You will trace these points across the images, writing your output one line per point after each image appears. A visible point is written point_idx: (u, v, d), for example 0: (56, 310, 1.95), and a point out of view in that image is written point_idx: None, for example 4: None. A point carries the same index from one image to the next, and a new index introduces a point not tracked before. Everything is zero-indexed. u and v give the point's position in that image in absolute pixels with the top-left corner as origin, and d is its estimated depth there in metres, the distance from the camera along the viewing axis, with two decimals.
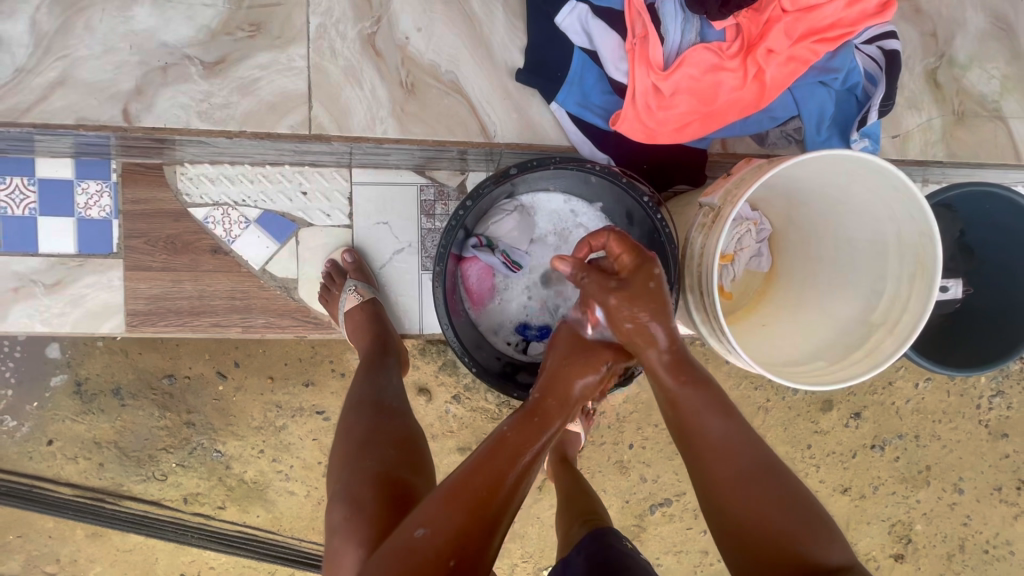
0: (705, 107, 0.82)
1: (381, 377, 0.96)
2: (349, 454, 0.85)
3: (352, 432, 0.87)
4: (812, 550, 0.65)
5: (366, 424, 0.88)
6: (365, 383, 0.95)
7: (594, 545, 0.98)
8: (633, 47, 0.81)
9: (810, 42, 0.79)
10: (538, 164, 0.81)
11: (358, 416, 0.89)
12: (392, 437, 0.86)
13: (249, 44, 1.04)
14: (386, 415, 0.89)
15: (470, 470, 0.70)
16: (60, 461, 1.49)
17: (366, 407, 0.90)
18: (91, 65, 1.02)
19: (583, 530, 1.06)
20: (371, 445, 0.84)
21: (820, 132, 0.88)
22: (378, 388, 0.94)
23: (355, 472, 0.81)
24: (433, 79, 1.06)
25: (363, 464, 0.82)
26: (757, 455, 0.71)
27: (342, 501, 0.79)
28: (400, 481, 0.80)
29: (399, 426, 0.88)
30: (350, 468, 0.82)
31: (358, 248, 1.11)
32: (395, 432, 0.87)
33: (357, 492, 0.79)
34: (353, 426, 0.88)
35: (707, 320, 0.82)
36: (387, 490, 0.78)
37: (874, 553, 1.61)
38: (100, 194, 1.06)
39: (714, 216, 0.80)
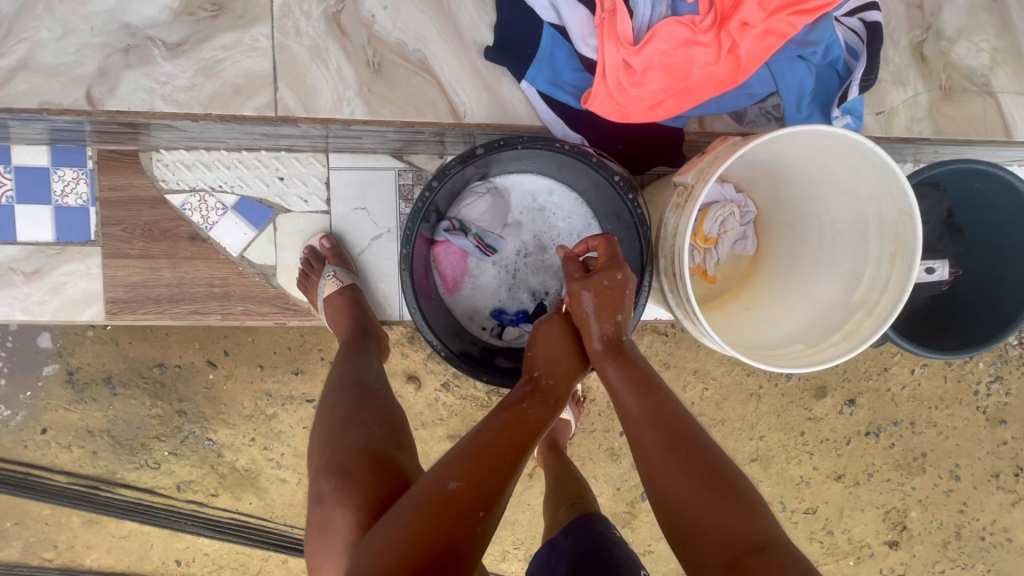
0: (678, 84, 0.80)
1: (360, 361, 0.95)
2: (335, 428, 0.84)
3: (334, 410, 0.86)
4: (729, 523, 0.64)
5: (349, 402, 0.87)
6: (345, 366, 0.94)
7: (582, 530, 0.97)
8: (601, 21, 0.79)
9: (786, 14, 0.76)
10: (506, 144, 0.79)
11: (341, 395, 0.88)
12: (376, 415, 0.85)
13: (211, 25, 1.03)
14: (368, 395, 0.88)
15: (492, 433, 0.73)
16: (55, 450, 1.50)
17: (347, 387, 0.89)
18: (54, 48, 1.01)
19: (572, 514, 1.04)
20: (356, 422, 0.83)
21: (799, 109, 0.85)
22: (359, 371, 0.93)
23: (341, 445, 0.80)
24: (400, 59, 1.04)
25: (348, 439, 0.81)
26: (678, 428, 0.73)
27: (328, 472, 0.79)
28: (388, 454, 0.79)
29: (382, 404, 0.87)
30: (336, 442, 0.81)
31: (337, 234, 1.10)
32: (378, 411, 0.86)
33: (343, 463, 0.78)
34: (337, 403, 0.87)
35: (681, 303, 0.80)
36: (375, 462, 0.77)
37: (868, 540, 1.60)
38: (76, 181, 1.06)
39: (687, 195, 0.78)
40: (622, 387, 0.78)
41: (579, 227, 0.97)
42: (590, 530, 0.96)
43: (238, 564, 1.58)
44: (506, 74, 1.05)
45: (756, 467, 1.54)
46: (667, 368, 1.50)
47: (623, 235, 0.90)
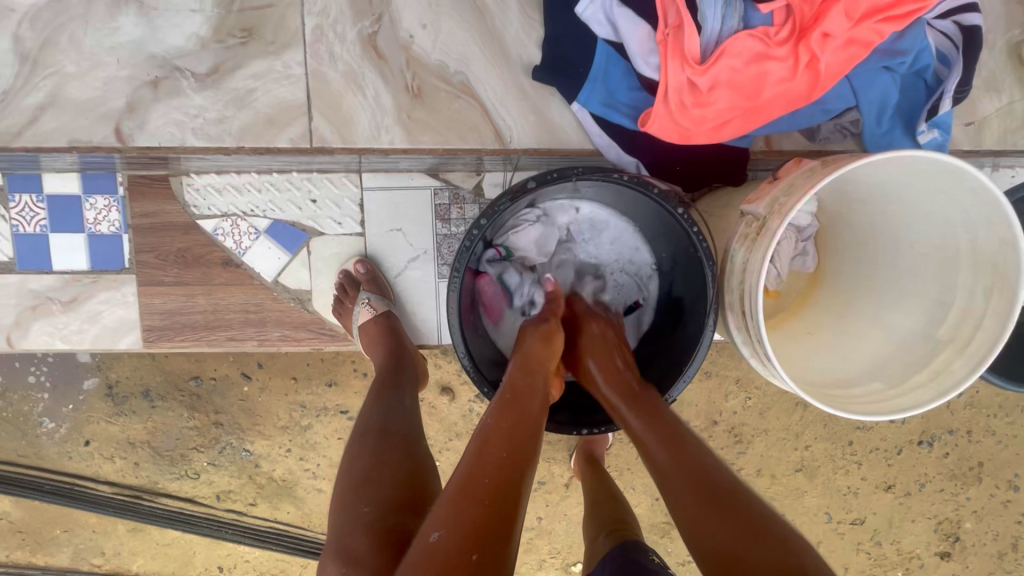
0: (747, 103, 0.73)
1: (392, 401, 0.92)
2: (348, 493, 0.79)
3: (354, 466, 0.82)
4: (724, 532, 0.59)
5: (369, 457, 0.82)
6: (374, 410, 0.90)
7: (621, 558, 0.88)
8: (665, 38, 0.72)
9: (874, 22, 0.68)
10: (559, 176, 0.73)
11: (361, 449, 0.84)
12: (396, 473, 0.80)
13: (242, 52, 0.98)
14: (390, 446, 0.84)
15: (475, 465, 0.66)
16: (98, 461, 1.50)
17: (370, 437, 0.85)
18: (81, 83, 0.98)
19: (611, 541, 0.96)
20: (373, 483, 0.79)
21: (880, 123, 0.78)
22: (386, 415, 0.89)
23: (350, 519, 0.75)
24: (441, 81, 0.98)
25: (360, 509, 0.75)
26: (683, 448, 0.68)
27: (336, 553, 0.73)
28: (398, 526, 0.73)
29: (404, 460, 0.82)
30: (345, 514, 0.76)
31: (372, 257, 1.07)
32: (399, 470, 0.81)
33: (351, 543, 0.72)
34: (355, 460, 0.83)
35: (749, 339, 0.75)
36: (385, 538, 0.71)
37: (918, 551, 1.52)
38: (108, 209, 1.03)
39: (758, 228, 0.72)
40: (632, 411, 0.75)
41: (628, 253, 0.90)
42: (628, 557, 0.87)
43: (277, 570, 1.59)
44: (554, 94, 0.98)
45: (801, 477, 1.47)
46: (708, 376, 1.44)
47: (682, 264, 0.83)
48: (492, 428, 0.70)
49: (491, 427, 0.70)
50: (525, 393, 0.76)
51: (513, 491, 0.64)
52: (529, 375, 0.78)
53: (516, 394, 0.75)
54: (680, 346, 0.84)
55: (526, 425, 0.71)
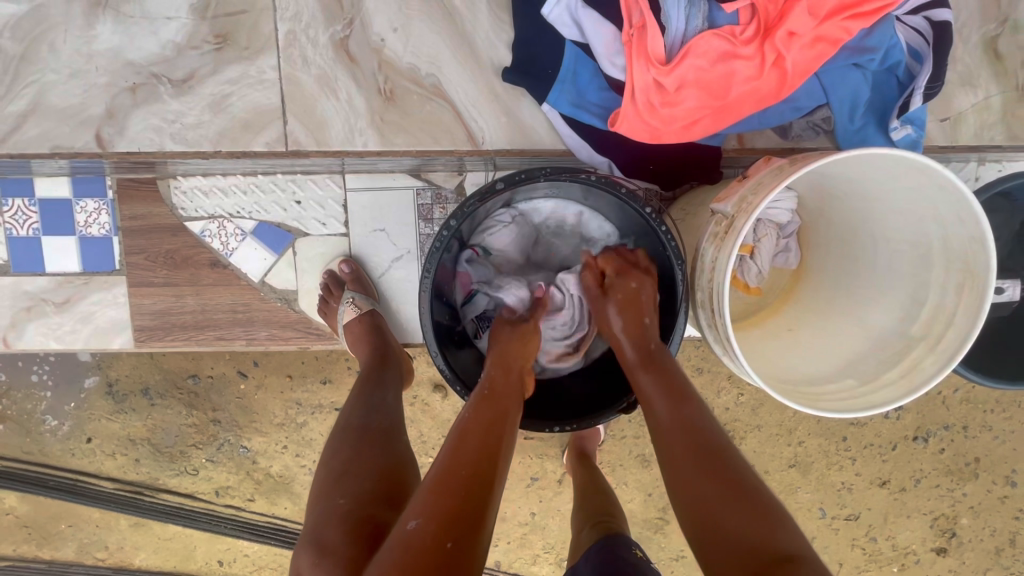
0: (716, 102, 0.73)
1: (373, 396, 0.93)
2: (326, 486, 0.81)
3: (334, 458, 0.84)
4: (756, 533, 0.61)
5: (347, 451, 0.84)
6: (356, 405, 0.91)
7: (601, 553, 0.90)
8: (629, 39, 0.72)
9: (840, 20, 0.69)
10: (527, 177, 0.74)
11: (341, 444, 0.86)
12: (374, 467, 0.81)
13: (215, 58, 1.00)
14: (369, 441, 0.85)
15: (454, 454, 0.67)
16: (99, 457, 1.54)
17: (351, 431, 0.87)
18: (64, 90, 1.00)
19: (595, 534, 0.97)
20: (351, 476, 0.80)
21: (853, 121, 0.78)
22: (367, 410, 0.91)
23: (325, 511, 0.77)
24: (413, 84, 1.00)
25: (336, 502, 0.77)
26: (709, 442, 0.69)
27: (312, 542, 0.75)
28: (372, 518, 0.74)
29: (382, 454, 0.84)
30: (322, 506, 0.78)
31: (357, 257, 1.08)
32: (379, 462, 0.82)
33: (325, 534, 0.74)
34: (334, 455, 0.85)
35: (718, 336, 0.75)
36: (358, 531, 0.72)
37: (914, 547, 1.51)
38: (98, 212, 1.05)
39: (726, 227, 0.72)
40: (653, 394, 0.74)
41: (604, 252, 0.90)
42: (609, 553, 0.89)
43: (276, 564, 1.61)
44: (525, 95, 0.99)
45: (795, 473, 1.47)
46: (701, 373, 1.44)
47: (656, 263, 0.83)
48: (469, 422, 0.71)
49: (470, 421, 0.71)
50: (504, 389, 0.76)
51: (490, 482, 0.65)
52: (508, 374, 0.78)
53: (500, 394, 0.75)
54: None
55: (502, 420, 0.72)
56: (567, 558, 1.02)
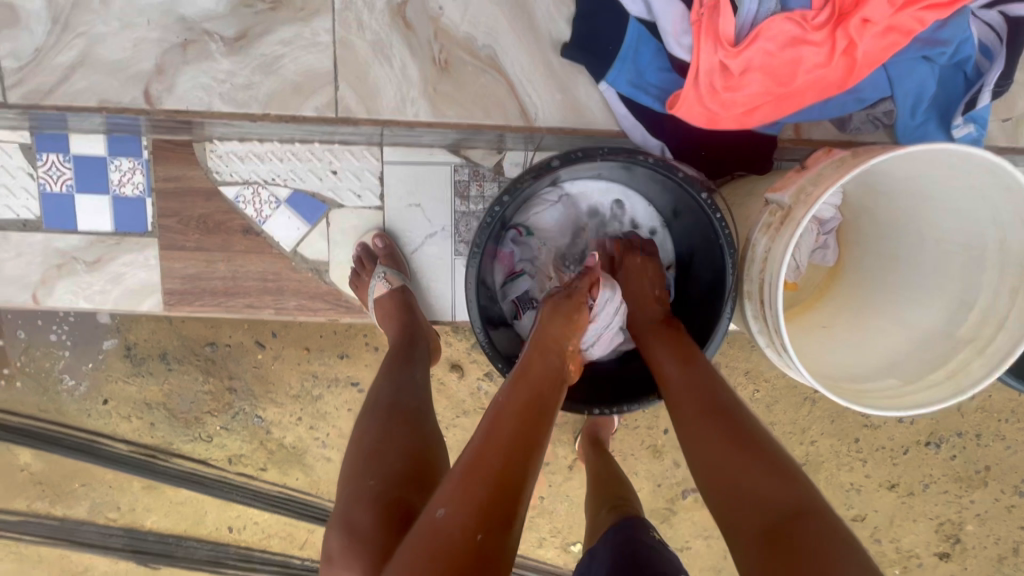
0: (779, 88, 0.71)
1: (401, 376, 0.92)
2: (357, 466, 0.80)
3: (364, 435, 0.83)
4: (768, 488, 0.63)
5: (377, 431, 0.83)
6: (386, 383, 0.91)
7: (620, 537, 0.91)
8: (699, 18, 0.70)
9: (916, 9, 0.67)
10: (584, 155, 0.72)
11: (370, 423, 0.85)
12: (401, 451, 0.80)
13: (270, 17, 0.98)
14: (398, 422, 0.84)
15: (485, 439, 0.66)
16: (115, 419, 1.55)
17: (379, 411, 0.86)
18: (112, 44, 0.99)
19: (612, 516, 0.99)
20: (377, 457, 0.79)
21: (914, 115, 0.76)
22: (395, 389, 0.90)
23: (355, 491, 0.76)
24: (468, 54, 0.98)
25: (363, 484, 0.76)
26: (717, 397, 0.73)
27: (340, 523, 0.74)
28: (400, 502, 0.73)
29: (410, 437, 0.82)
30: (351, 485, 0.78)
31: (390, 232, 1.07)
32: (406, 443, 0.81)
33: (354, 516, 0.73)
34: (364, 433, 0.83)
35: (764, 327, 0.75)
36: (387, 513, 0.72)
37: (917, 550, 1.52)
38: (132, 171, 1.05)
39: (782, 217, 0.71)
40: (661, 356, 0.78)
41: (646, 238, 0.90)
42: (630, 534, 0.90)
43: (285, 534, 1.62)
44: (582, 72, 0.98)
45: (804, 471, 1.48)
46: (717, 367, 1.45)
47: (702, 249, 0.83)
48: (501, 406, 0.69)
49: (503, 406, 0.70)
50: (540, 378, 0.73)
51: (524, 480, 0.63)
52: (545, 357, 0.75)
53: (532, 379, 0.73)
54: (698, 334, 0.84)
55: (536, 410, 0.70)
56: (585, 539, 1.03)
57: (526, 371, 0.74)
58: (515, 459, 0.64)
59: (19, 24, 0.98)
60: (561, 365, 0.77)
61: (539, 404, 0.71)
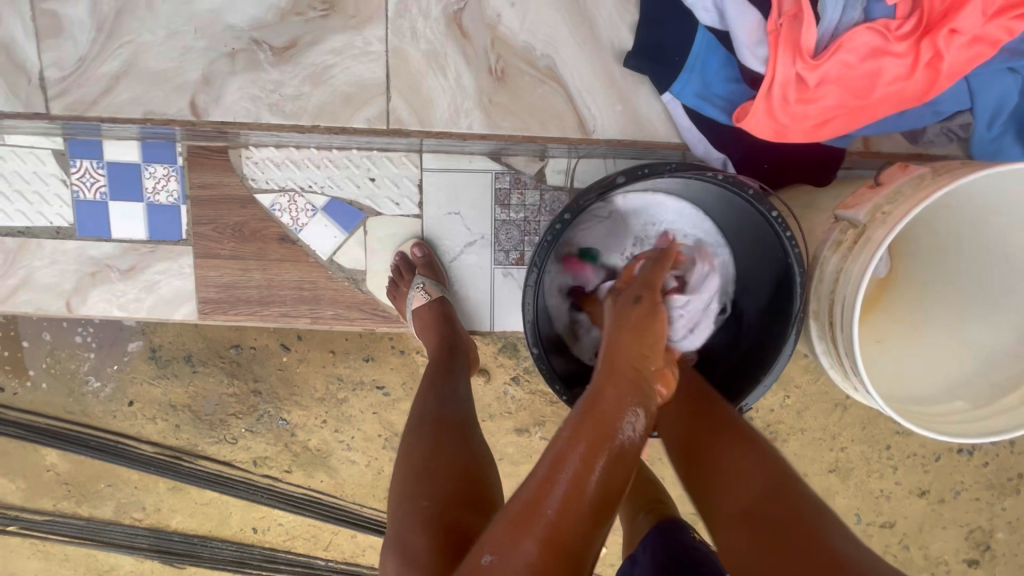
0: (854, 101, 0.68)
1: (444, 390, 0.88)
2: (405, 486, 0.74)
3: (412, 453, 0.78)
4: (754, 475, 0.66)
5: (425, 449, 0.78)
6: (430, 396, 0.87)
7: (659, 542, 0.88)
8: (776, 28, 0.68)
9: (1006, 19, 0.63)
10: (650, 172, 0.69)
11: (417, 439, 0.80)
12: (452, 468, 0.74)
13: (321, 26, 0.95)
14: (445, 438, 0.79)
15: (541, 483, 0.56)
16: (141, 421, 1.54)
17: (426, 425, 0.81)
18: (157, 52, 0.97)
19: (648, 520, 0.96)
20: (427, 475, 0.74)
21: (991, 128, 0.73)
22: (440, 403, 0.85)
23: (407, 513, 0.70)
24: (527, 65, 0.96)
25: (418, 505, 0.70)
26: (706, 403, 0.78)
27: (392, 549, 0.69)
28: (457, 526, 0.67)
29: (460, 453, 0.77)
30: (404, 507, 0.72)
31: (428, 241, 1.05)
32: (456, 462, 0.75)
33: (409, 542, 0.67)
34: (412, 451, 0.78)
35: (832, 344, 0.72)
36: (443, 539, 0.65)
37: (946, 557, 1.49)
38: (167, 179, 1.03)
39: (856, 236, 0.68)
40: None
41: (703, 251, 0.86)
42: (669, 538, 0.88)
43: (310, 535, 1.61)
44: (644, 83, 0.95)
45: (834, 478, 1.45)
46: None
47: (765, 263, 0.80)
48: (562, 444, 0.58)
49: (566, 443, 0.58)
50: (612, 418, 0.61)
51: (589, 532, 0.55)
52: (618, 384, 0.64)
53: (601, 412, 0.61)
54: (756, 352, 0.81)
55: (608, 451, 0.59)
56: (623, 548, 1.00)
57: (597, 406, 0.61)
58: (577, 514, 0.54)
59: (64, 33, 0.96)
60: (640, 397, 0.64)
61: (613, 444, 0.59)
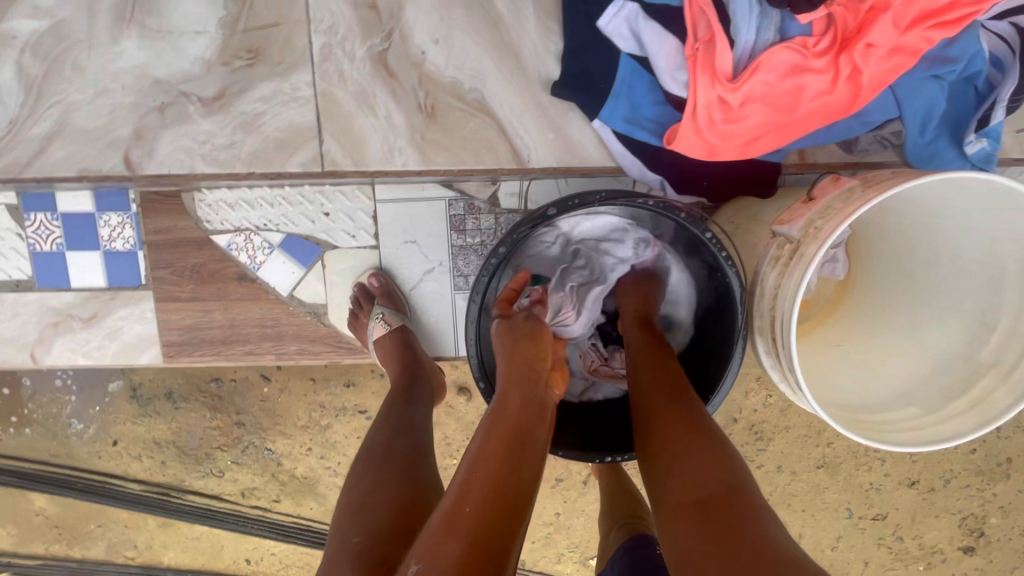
0: (783, 118, 0.73)
1: (398, 419, 0.88)
2: (343, 521, 0.74)
3: (355, 486, 0.78)
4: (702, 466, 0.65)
5: (367, 482, 0.77)
6: (382, 426, 0.87)
7: (628, 558, 0.89)
8: (694, 53, 0.72)
9: (924, 29, 0.68)
10: (580, 202, 0.70)
11: (362, 472, 0.79)
12: (391, 503, 0.74)
13: (248, 74, 0.96)
14: (391, 471, 0.79)
15: (460, 490, 0.59)
16: (127, 459, 1.52)
17: (373, 458, 0.81)
18: (86, 112, 0.97)
19: (621, 536, 0.96)
20: (366, 510, 0.74)
21: (923, 132, 0.77)
22: (391, 433, 0.85)
23: (339, 549, 0.70)
24: (455, 100, 0.96)
25: (347, 542, 0.70)
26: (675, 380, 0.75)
27: None
28: (386, 561, 0.66)
29: (402, 486, 0.76)
30: (337, 541, 0.71)
31: (387, 270, 1.05)
32: (396, 496, 0.75)
33: None
34: (356, 483, 0.78)
35: (774, 352, 0.71)
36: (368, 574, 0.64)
37: (941, 545, 1.44)
38: (122, 226, 1.02)
39: (791, 251, 0.69)
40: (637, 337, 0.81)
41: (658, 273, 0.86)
42: (638, 554, 0.89)
43: (304, 563, 1.61)
44: (573, 109, 0.95)
45: (822, 474, 1.40)
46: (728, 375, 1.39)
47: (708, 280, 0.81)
48: (477, 447, 0.63)
49: (480, 443, 0.63)
50: (517, 412, 0.66)
51: (507, 524, 0.57)
52: (517, 386, 0.69)
53: (507, 409, 0.67)
54: (709, 362, 0.83)
55: (518, 447, 0.63)
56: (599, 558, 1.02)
57: (502, 408, 0.67)
58: (494, 506, 0.57)
59: None
60: (539, 393, 0.69)
61: (521, 437, 0.64)
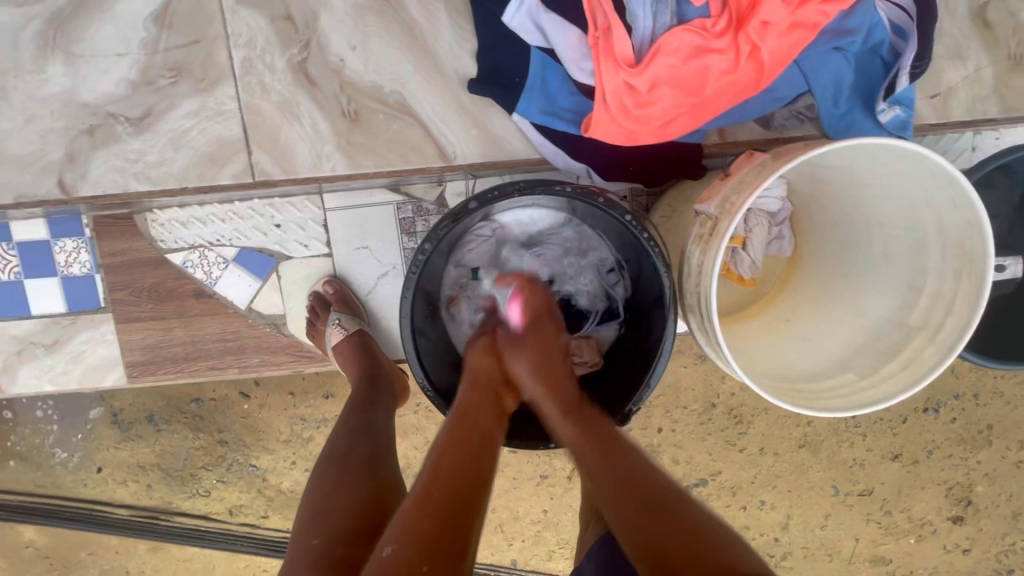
0: (693, 98, 0.76)
1: (356, 423, 0.89)
2: (303, 525, 0.74)
3: (315, 490, 0.79)
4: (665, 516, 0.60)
5: (327, 485, 0.78)
6: (342, 430, 0.88)
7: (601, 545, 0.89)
8: (597, 41, 0.76)
9: (816, 4, 0.71)
10: (500, 194, 0.73)
11: (323, 476, 0.80)
12: (350, 505, 0.75)
13: (171, 92, 0.99)
14: (349, 473, 0.80)
15: (429, 479, 0.61)
16: (112, 485, 1.52)
17: (333, 462, 0.82)
18: (19, 139, 1.00)
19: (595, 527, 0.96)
20: (326, 512, 0.74)
21: (837, 103, 0.80)
22: (351, 436, 0.86)
23: (297, 552, 0.70)
24: (377, 103, 0.98)
25: (306, 544, 0.70)
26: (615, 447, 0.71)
27: None
28: (346, 560, 0.67)
29: (361, 487, 0.78)
30: (297, 545, 0.72)
31: (341, 277, 1.06)
32: (356, 497, 0.76)
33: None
34: (316, 486, 0.79)
35: (702, 323, 0.74)
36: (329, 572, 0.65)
37: (929, 517, 1.39)
38: (77, 251, 1.04)
39: (711, 227, 0.70)
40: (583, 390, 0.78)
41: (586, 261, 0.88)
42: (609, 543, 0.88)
43: None
44: (494, 105, 0.98)
45: (805, 452, 1.37)
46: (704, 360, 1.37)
47: (639, 262, 0.83)
48: (445, 443, 0.67)
49: (446, 443, 0.67)
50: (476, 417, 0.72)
51: (474, 506, 0.59)
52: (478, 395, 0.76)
53: (470, 415, 0.72)
54: (649, 348, 0.83)
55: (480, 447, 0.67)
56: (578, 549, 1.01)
57: (465, 414, 0.72)
58: (463, 494, 0.60)
59: None
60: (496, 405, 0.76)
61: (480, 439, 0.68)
